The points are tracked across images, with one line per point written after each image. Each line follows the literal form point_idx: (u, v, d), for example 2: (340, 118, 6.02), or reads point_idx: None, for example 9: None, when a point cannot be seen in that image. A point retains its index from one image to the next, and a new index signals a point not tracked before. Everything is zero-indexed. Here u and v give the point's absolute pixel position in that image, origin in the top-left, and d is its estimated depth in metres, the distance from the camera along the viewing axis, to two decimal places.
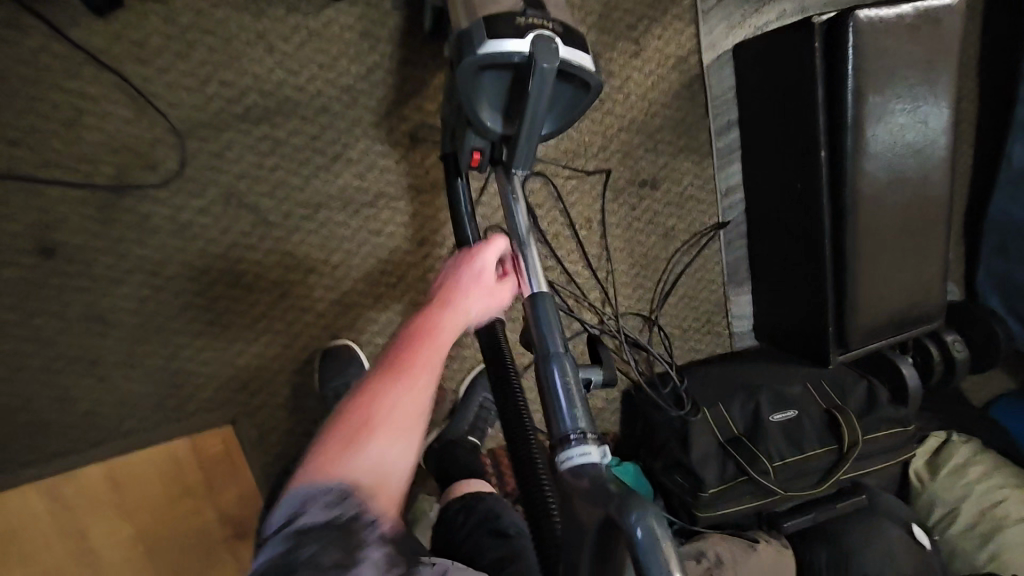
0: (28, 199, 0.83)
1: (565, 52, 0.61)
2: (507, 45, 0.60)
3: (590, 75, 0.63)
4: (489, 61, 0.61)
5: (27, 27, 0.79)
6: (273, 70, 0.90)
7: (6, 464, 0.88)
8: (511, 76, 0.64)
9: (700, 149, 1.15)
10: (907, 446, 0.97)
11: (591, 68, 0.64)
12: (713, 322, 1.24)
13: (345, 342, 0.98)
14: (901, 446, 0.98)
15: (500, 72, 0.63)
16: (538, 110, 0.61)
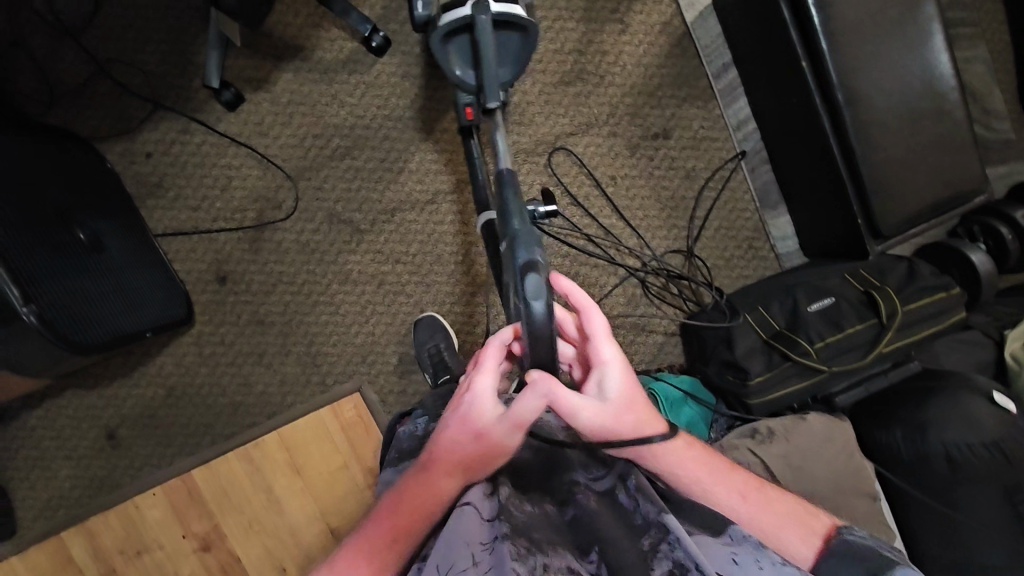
0: (207, 244, 1.20)
1: (498, 7, 0.78)
2: (461, 10, 0.78)
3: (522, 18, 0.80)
4: (449, 29, 0.79)
5: (194, 130, 1.19)
6: (346, 118, 1.22)
7: (217, 436, 1.24)
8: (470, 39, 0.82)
9: (701, 94, 1.31)
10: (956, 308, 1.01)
11: (523, 14, 0.80)
12: (756, 247, 1.34)
13: (432, 314, 1.24)
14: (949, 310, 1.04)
15: (462, 37, 0.81)
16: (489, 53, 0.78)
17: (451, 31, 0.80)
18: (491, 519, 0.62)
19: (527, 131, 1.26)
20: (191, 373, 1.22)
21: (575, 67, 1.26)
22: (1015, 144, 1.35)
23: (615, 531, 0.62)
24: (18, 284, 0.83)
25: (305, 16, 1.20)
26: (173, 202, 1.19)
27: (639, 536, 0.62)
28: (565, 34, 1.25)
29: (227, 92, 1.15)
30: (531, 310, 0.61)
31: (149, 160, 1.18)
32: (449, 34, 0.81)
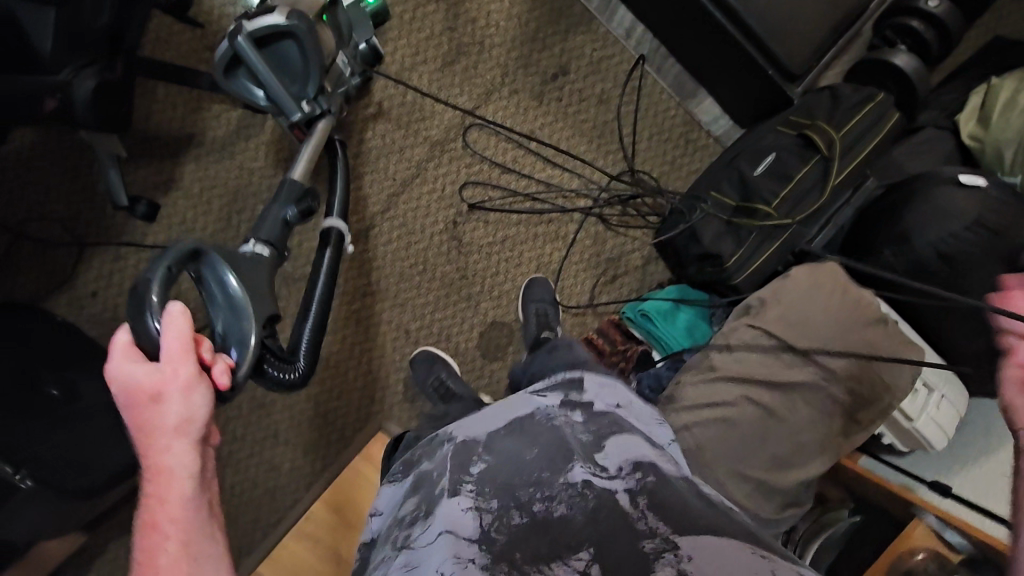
0: None
1: (250, 27, 0.91)
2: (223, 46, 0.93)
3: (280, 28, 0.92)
4: (223, 64, 0.95)
5: (126, 254, 1.19)
6: (261, 182, 1.23)
7: (267, 527, 1.22)
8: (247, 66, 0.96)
9: (582, 19, 1.30)
10: (885, 120, 1.09)
11: (281, 21, 0.92)
12: (693, 139, 1.32)
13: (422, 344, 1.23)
14: (880, 122, 1.09)
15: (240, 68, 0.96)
16: (272, 82, 0.95)
17: (229, 65, 0.96)
18: (473, 541, 0.59)
19: (433, 123, 1.25)
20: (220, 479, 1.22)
21: (451, 45, 1.26)
22: None
23: (617, 537, 0.59)
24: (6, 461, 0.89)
25: (184, 106, 1.20)
26: None
27: (642, 540, 0.59)
28: (430, 18, 1.25)
29: (139, 206, 1.14)
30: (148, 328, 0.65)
31: (95, 297, 1.18)
32: (229, 67, 0.96)
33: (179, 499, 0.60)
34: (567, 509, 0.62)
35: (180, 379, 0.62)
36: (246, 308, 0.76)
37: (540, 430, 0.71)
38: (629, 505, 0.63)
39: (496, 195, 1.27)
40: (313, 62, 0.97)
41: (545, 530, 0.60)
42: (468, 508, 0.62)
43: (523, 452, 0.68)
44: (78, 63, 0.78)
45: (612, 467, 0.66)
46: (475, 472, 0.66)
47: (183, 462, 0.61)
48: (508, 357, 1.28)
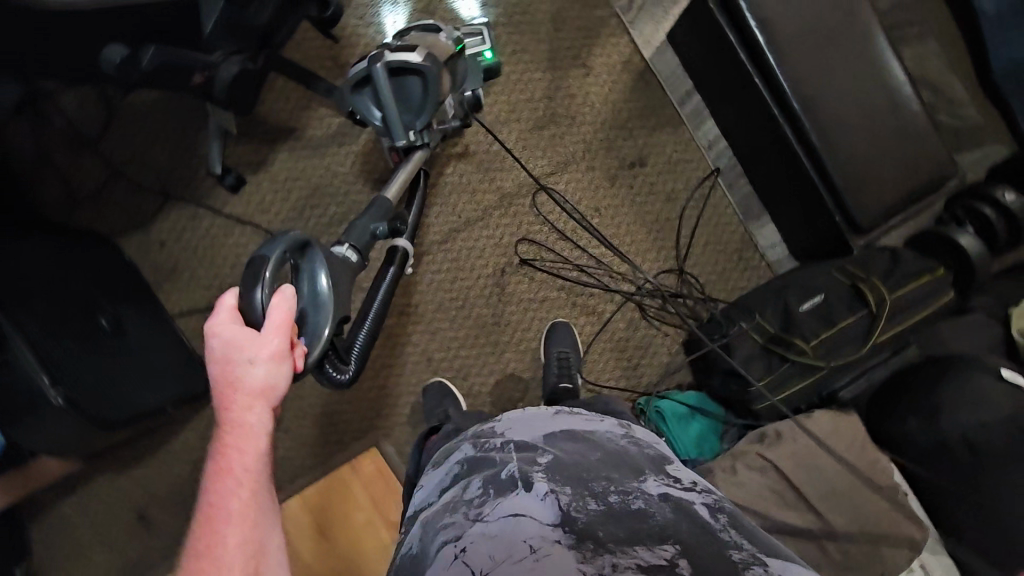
0: None
1: (389, 58, 1.02)
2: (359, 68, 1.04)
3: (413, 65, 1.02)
4: (352, 82, 1.06)
5: (201, 216, 1.28)
6: (341, 187, 1.32)
7: None
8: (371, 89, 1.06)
9: (670, 121, 1.38)
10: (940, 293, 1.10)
11: (416, 60, 1.02)
12: (746, 258, 1.38)
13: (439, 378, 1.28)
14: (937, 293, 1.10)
15: (365, 88, 1.07)
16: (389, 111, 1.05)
17: (357, 84, 1.06)
18: (553, 523, 0.61)
19: (510, 177, 1.33)
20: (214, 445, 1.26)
21: (546, 112, 1.35)
22: (984, 129, 1.40)
23: (699, 536, 0.60)
24: (47, 371, 0.92)
25: (294, 101, 1.31)
26: (188, 285, 1.27)
27: (731, 550, 0.58)
28: (533, 84, 1.35)
29: (230, 177, 1.25)
30: (252, 298, 0.76)
31: (163, 247, 1.26)
32: (356, 87, 1.07)
33: (254, 450, 0.72)
34: (645, 506, 0.64)
35: (272, 351, 0.74)
36: (326, 315, 0.85)
37: (603, 444, 0.78)
38: (708, 519, 0.64)
39: (548, 257, 1.33)
40: (432, 100, 1.07)
41: (624, 520, 0.62)
42: (544, 492, 0.64)
43: (589, 456, 0.73)
44: (230, 49, 0.87)
45: (682, 483, 0.71)
46: (546, 463, 0.70)
47: (261, 424, 0.74)
48: (514, 411, 1.31)
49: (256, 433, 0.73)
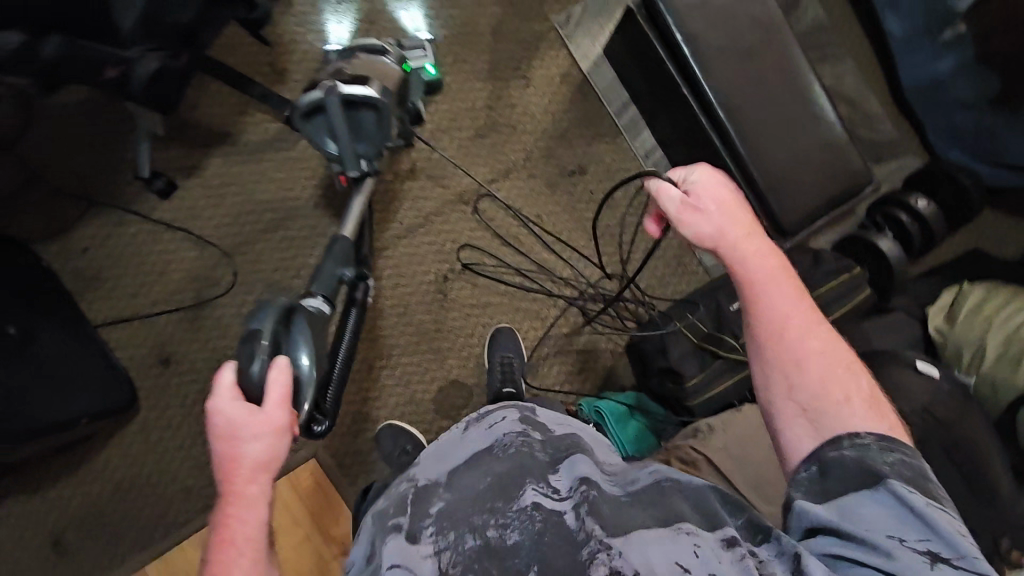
0: (148, 327, 1.22)
1: (345, 90, 0.97)
2: (311, 95, 0.98)
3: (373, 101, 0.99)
4: (304, 109, 1.00)
5: (126, 221, 1.23)
6: (277, 192, 1.28)
7: (170, 526, 1.19)
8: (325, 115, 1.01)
9: (609, 131, 1.42)
10: (858, 290, 1.18)
11: (374, 95, 0.99)
12: (685, 263, 1.41)
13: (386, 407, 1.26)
14: (853, 291, 1.17)
15: (318, 114, 1.01)
16: (346, 144, 1.02)
17: (308, 111, 1.00)
18: None
19: (451, 184, 1.34)
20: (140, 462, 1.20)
21: (487, 122, 1.37)
22: (899, 142, 1.49)
23: (558, 549, 0.62)
24: None
25: (230, 107, 1.28)
26: (114, 294, 1.21)
27: (583, 552, 0.62)
28: (475, 94, 1.37)
29: (158, 181, 1.20)
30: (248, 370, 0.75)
31: (85, 254, 1.21)
32: (306, 113, 1.01)
33: (257, 520, 0.65)
34: (518, 536, 0.64)
35: (273, 427, 0.69)
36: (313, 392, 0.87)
37: (498, 460, 0.75)
38: (573, 524, 0.65)
39: (491, 263, 1.33)
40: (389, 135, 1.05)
41: (497, 559, 0.63)
42: (428, 552, 0.66)
43: (477, 484, 0.72)
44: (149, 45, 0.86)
45: (564, 484, 0.70)
46: (435, 513, 0.71)
47: (264, 494, 0.66)
48: (459, 418, 1.30)
49: (254, 507, 0.65)
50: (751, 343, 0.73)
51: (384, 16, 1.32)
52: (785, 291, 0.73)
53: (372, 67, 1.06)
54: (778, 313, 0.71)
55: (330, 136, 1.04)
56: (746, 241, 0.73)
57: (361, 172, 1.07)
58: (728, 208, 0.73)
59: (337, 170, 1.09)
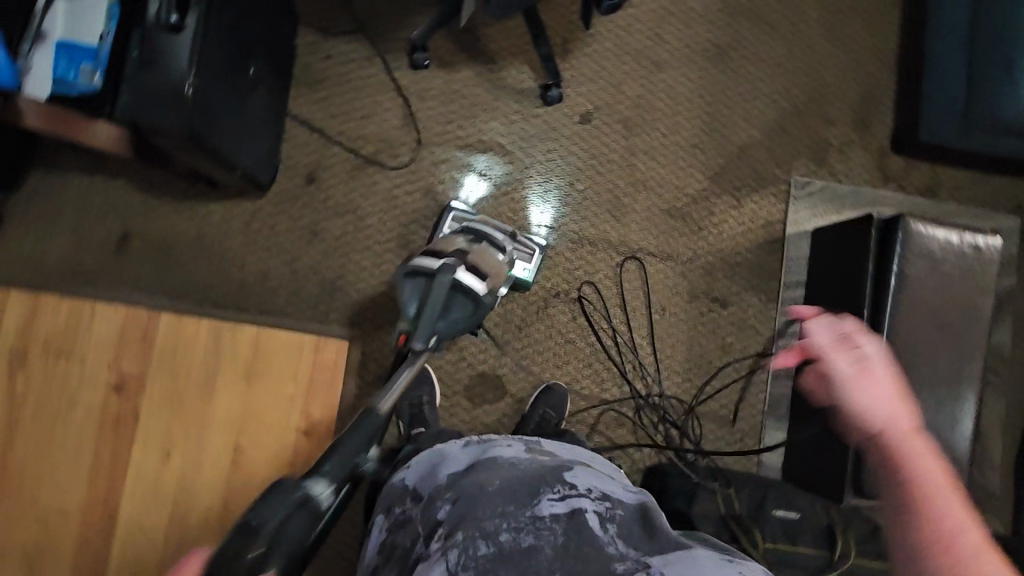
0: (320, 147, 1.30)
1: (466, 274, 0.98)
2: (429, 262, 0.99)
3: (479, 293, 0.99)
4: (415, 266, 0.98)
5: (371, 62, 1.33)
6: (491, 130, 1.36)
7: (210, 300, 1.27)
8: (424, 279, 0.96)
9: (770, 293, 1.42)
10: None
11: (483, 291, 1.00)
12: (746, 443, 1.39)
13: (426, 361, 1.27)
14: None
15: (416, 279, 0.97)
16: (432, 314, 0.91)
17: (410, 272, 0.98)
18: None
19: (619, 231, 1.38)
20: (232, 234, 1.27)
21: (682, 208, 1.41)
22: (997, 500, 1.44)
23: (586, 553, 0.68)
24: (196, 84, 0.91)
25: (510, 43, 1.37)
26: (321, 103, 1.31)
27: (616, 562, 0.67)
28: (690, 181, 1.42)
29: (420, 55, 1.31)
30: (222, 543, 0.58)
31: (326, 61, 1.32)
32: (408, 273, 0.98)
33: None
34: (535, 539, 0.69)
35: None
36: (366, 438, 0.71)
37: (505, 467, 0.78)
38: (599, 529, 0.71)
39: (597, 314, 1.36)
40: (464, 329, 1.01)
41: (514, 559, 0.67)
42: (438, 560, 0.68)
43: (485, 483, 0.74)
44: None
45: (580, 486, 0.76)
46: (443, 519, 0.72)
47: None
48: (477, 408, 1.31)
49: None
50: (913, 550, 0.66)
51: (671, 75, 1.42)
52: (948, 498, 0.68)
53: (489, 258, 1.09)
54: (941, 518, 0.66)
55: (414, 297, 0.96)
56: (916, 441, 0.72)
57: (427, 346, 0.87)
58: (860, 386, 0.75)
59: (403, 330, 0.92)
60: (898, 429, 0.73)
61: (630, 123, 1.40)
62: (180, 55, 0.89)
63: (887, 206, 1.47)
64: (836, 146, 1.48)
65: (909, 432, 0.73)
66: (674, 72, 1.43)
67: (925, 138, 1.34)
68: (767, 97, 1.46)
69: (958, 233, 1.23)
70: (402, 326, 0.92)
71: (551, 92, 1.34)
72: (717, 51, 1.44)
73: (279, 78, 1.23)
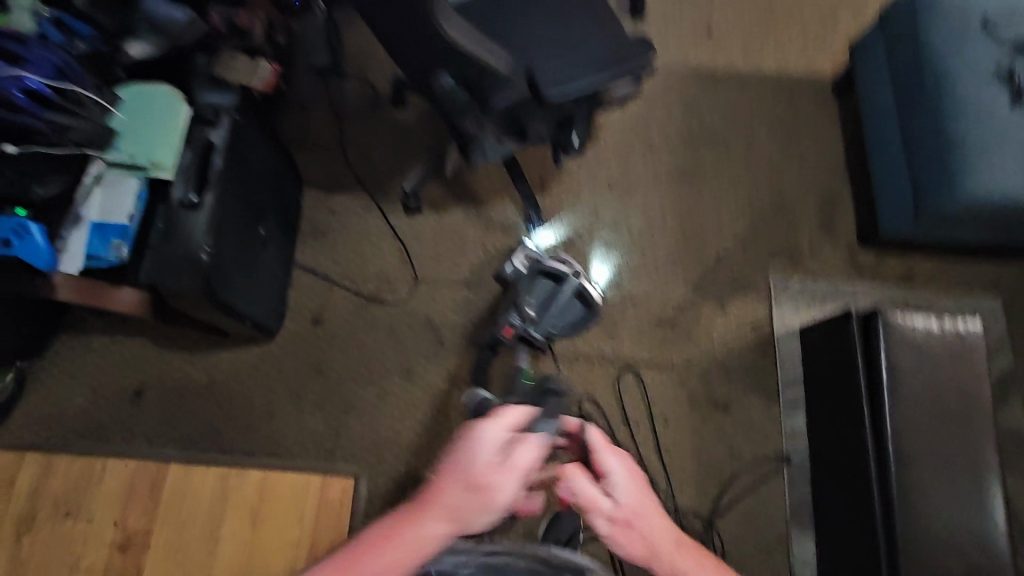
0: (322, 290, 1.40)
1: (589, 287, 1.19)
2: (562, 268, 1.19)
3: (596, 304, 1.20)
4: (545, 269, 1.21)
5: (370, 211, 1.47)
6: (482, 261, 1.47)
7: (217, 446, 1.29)
8: (552, 282, 1.21)
9: (768, 393, 1.44)
10: None
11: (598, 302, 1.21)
12: (772, 556, 1.32)
13: None
14: None
15: (547, 281, 1.21)
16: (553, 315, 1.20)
17: (541, 271, 1.21)
18: None
19: (611, 344, 1.43)
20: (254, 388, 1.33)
21: (671, 316, 1.47)
22: None
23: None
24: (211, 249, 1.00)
25: (494, 184, 1.52)
26: (325, 250, 1.43)
27: None
28: (673, 291, 1.50)
29: (414, 201, 1.46)
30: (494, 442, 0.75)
31: (329, 214, 1.46)
32: (537, 275, 1.21)
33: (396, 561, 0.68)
34: None
35: (461, 486, 0.72)
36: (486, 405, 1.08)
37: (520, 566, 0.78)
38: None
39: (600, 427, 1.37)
40: (574, 327, 1.25)
41: None
42: None
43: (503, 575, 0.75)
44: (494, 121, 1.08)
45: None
46: None
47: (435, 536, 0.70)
48: None
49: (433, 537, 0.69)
50: None
51: (643, 199, 1.56)
52: None
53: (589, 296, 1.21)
54: None
55: (540, 296, 1.21)
56: (680, 559, 0.79)
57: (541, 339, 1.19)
58: (585, 484, 0.82)
59: (515, 325, 1.18)
60: (659, 557, 0.78)
61: (611, 243, 1.52)
62: (204, 222, 1.01)
63: (867, 298, 1.54)
64: (808, 246, 1.57)
65: (672, 555, 0.79)
66: (645, 196, 1.57)
67: (886, 232, 1.48)
68: (734, 209, 1.58)
69: (936, 319, 1.27)
70: (515, 321, 1.18)
71: (534, 224, 1.48)
72: (682, 172, 1.59)
73: (288, 233, 1.36)
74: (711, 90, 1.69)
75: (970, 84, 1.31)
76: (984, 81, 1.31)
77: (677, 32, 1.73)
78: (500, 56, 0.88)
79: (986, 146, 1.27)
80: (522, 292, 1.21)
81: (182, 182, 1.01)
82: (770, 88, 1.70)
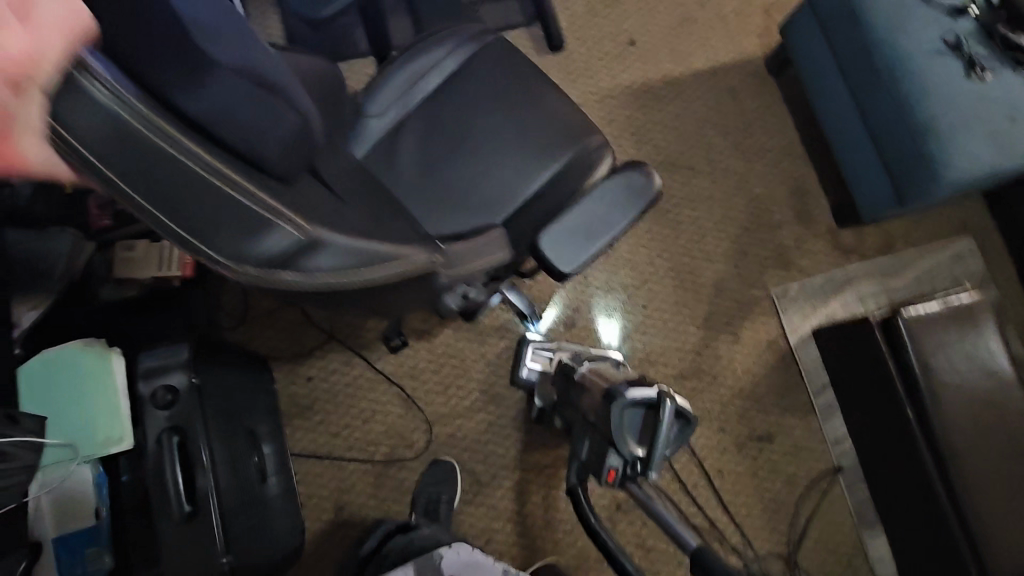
0: (334, 470, 1.26)
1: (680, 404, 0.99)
2: (649, 392, 0.97)
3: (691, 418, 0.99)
4: (634, 399, 0.96)
5: (353, 363, 1.31)
6: (490, 374, 1.35)
7: None
8: (644, 409, 0.98)
9: (803, 407, 1.44)
10: None
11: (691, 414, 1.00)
12: (853, 564, 1.37)
13: None
14: None
15: (637, 409, 0.97)
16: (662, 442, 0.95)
17: (632, 402, 0.96)
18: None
19: None
20: None
21: (692, 365, 1.43)
22: None
23: None
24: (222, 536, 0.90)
25: None
26: (321, 425, 1.27)
27: None
28: (686, 337, 1.45)
29: (398, 339, 1.31)
30: None
31: (308, 382, 1.29)
32: (627, 407, 0.96)
33: None
34: None
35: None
36: None
37: None
38: None
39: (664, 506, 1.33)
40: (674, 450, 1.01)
41: None
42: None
43: None
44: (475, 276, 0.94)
45: None
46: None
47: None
48: None
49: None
50: None
51: (627, 250, 1.48)
52: None
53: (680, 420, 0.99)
54: None
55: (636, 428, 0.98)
56: None
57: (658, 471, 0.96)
58: None
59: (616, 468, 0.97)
60: None
61: (612, 308, 1.44)
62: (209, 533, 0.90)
63: (861, 279, 1.55)
64: (794, 246, 1.55)
65: None
66: (627, 245, 1.48)
67: (868, 216, 1.47)
68: (715, 231, 1.53)
69: (940, 299, 1.30)
70: (614, 462, 0.98)
71: (532, 320, 1.33)
72: (655, 210, 1.52)
73: (277, 430, 1.19)
74: (655, 109, 1.59)
75: (927, 60, 1.26)
76: (936, 54, 1.26)
77: (600, 53, 1.59)
78: (497, 251, 0.76)
79: (961, 125, 1.23)
80: (615, 436, 0.96)
81: (168, 500, 0.88)
82: (710, 88, 1.62)
